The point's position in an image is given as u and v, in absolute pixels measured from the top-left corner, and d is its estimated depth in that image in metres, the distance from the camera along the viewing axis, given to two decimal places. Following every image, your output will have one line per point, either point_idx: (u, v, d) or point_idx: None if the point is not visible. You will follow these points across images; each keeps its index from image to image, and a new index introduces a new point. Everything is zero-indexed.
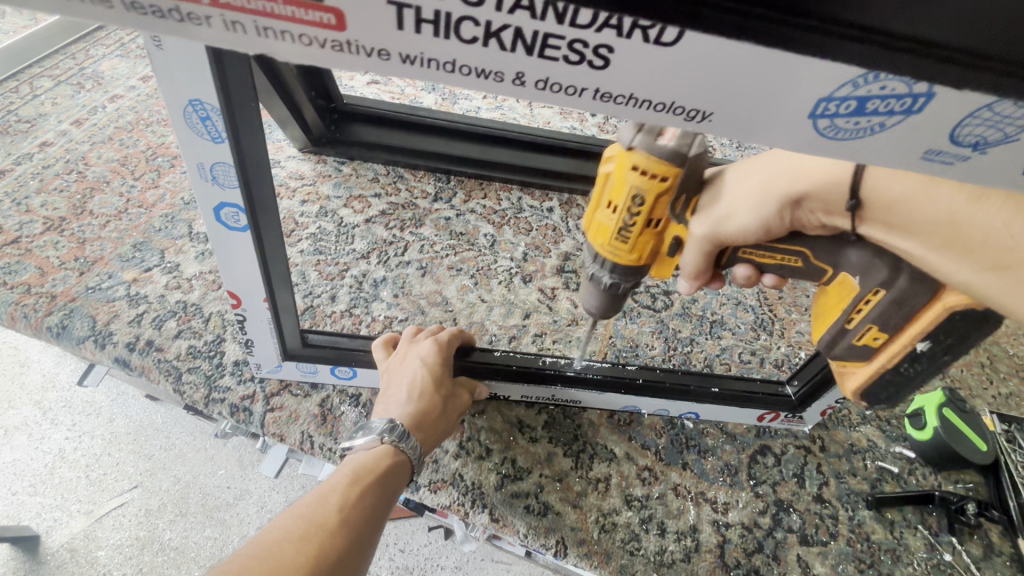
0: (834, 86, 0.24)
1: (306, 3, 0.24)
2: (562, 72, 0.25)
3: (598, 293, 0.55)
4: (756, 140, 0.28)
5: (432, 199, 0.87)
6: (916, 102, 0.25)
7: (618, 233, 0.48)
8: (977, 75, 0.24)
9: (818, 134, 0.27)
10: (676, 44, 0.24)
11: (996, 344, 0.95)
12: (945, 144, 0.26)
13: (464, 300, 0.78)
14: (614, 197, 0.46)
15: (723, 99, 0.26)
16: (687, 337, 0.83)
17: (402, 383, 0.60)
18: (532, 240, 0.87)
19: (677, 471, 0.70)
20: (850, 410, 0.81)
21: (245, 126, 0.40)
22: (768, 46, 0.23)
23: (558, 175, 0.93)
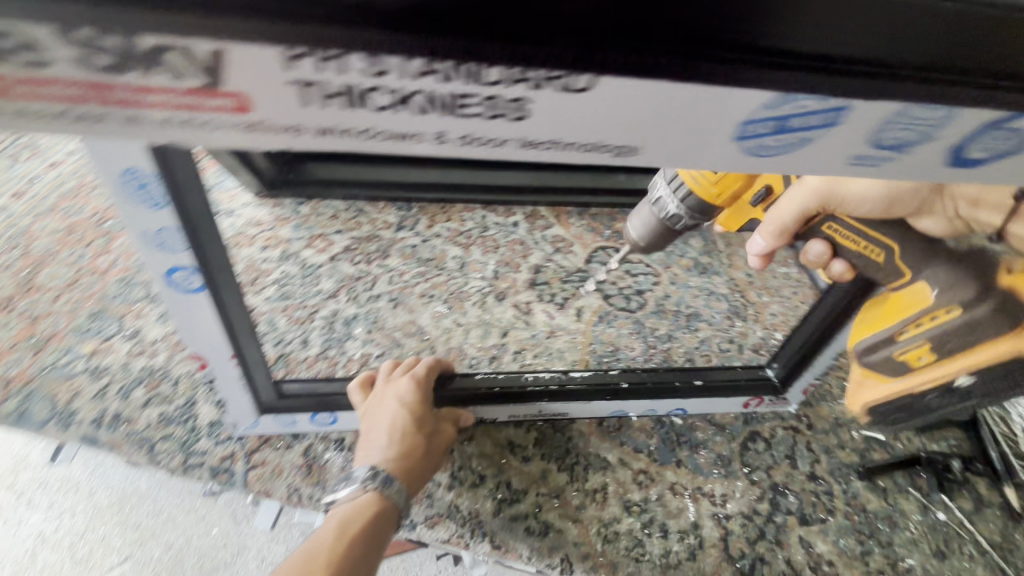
0: (754, 109, 0.25)
1: (204, 91, 0.22)
2: (486, 126, 0.25)
3: (642, 224, 0.59)
4: (688, 165, 0.28)
5: (396, 229, 0.86)
6: (833, 115, 0.26)
7: (690, 177, 0.51)
8: (886, 84, 0.25)
9: (747, 154, 0.28)
10: (593, 88, 0.24)
11: None
12: (868, 149, 0.28)
13: (440, 326, 0.77)
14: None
15: (651, 133, 0.26)
16: (665, 333, 0.83)
17: (387, 430, 0.59)
18: (501, 257, 0.87)
19: (672, 470, 0.70)
20: (831, 384, 0.83)
21: (186, 190, 0.39)
22: (686, 80, 0.24)
23: (518, 190, 0.93)
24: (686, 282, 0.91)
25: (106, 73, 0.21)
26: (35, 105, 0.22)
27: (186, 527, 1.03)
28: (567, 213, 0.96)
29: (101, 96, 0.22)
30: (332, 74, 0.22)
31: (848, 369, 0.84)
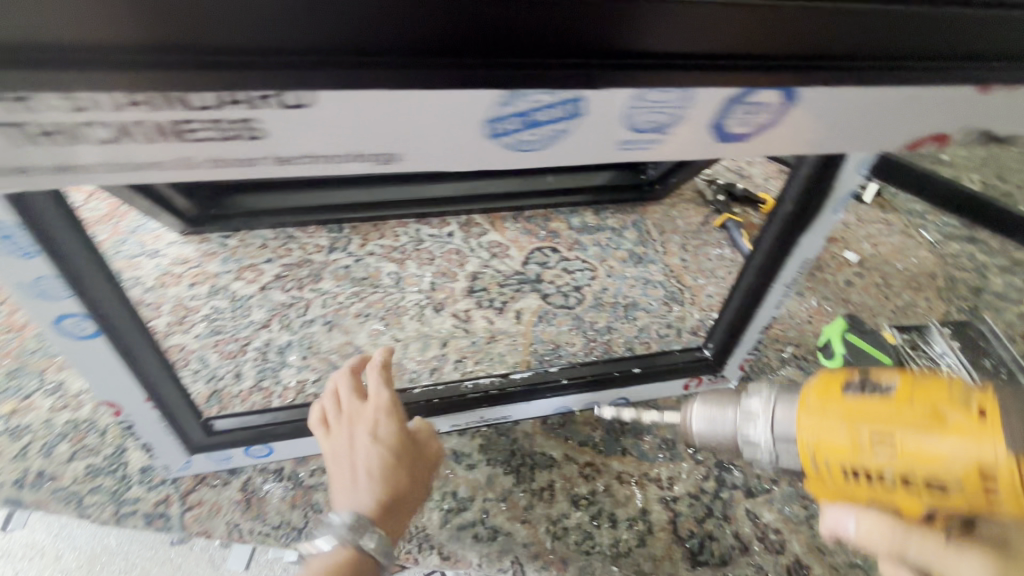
0: (497, 112, 0.33)
1: None
2: (223, 147, 0.30)
3: (707, 411, 0.45)
4: (448, 163, 0.34)
5: (328, 251, 0.86)
6: (571, 108, 0.34)
7: (816, 426, 0.39)
8: (591, 74, 0.33)
9: (512, 149, 0.35)
10: (316, 103, 0.29)
11: (886, 263, 1.03)
12: (629, 133, 0.36)
13: (377, 344, 0.77)
14: (829, 379, 0.40)
15: (403, 140, 0.32)
16: (604, 326, 0.85)
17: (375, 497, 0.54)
18: (437, 268, 0.87)
19: (617, 459, 0.71)
20: (769, 356, 0.85)
21: (58, 236, 0.39)
22: (397, 87, 0.30)
23: (449, 201, 0.94)
24: (622, 273, 0.92)
25: None
26: None
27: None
28: (502, 218, 0.97)
29: None
30: (42, 114, 0.27)
31: (783, 341, 0.87)
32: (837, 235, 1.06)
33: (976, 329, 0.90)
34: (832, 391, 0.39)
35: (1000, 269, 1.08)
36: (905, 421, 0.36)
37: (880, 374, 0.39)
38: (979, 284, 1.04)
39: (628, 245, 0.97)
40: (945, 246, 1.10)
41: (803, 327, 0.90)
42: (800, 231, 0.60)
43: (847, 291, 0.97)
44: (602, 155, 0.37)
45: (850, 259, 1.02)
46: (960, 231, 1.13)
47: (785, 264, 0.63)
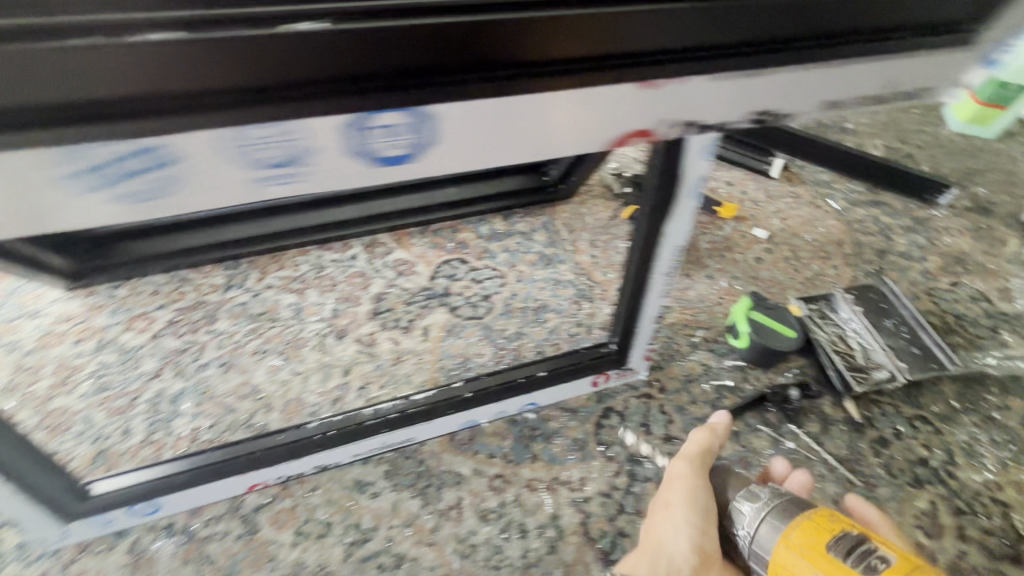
0: (61, 170, 0.28)
1: None
2: None
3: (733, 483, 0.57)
4: (43, 228, 0.30)
5: (224, 290, 0.84)
6: (158, 156, 0.29)
7: (786, 552, 0.47)
8: (159, 118, 0.29)
9: (118, 206, 0.31)
10: None
11: (794, 236, 1.05)
12: (259, 172, 0.32)
13: (276, 380, 0.75)
14: (818, 518, 0.47)
15: None
16: (513, 332, 0.84)
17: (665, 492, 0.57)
18: (339, 294, 0.85)
19: (527, 467, 0.70)
20: (679, 342, 0.86)
21: None
22: None
23: (350, 223, 0.92)
24: (532, 276, 0.92)
25: None
26: None
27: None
28: (408, 235, 0.95)
29: None
30: None
31: (694, 326, 0.88)
32: (746, 213, 1.08)
33: (878, 292, 0.93)
34: (811, 534, 0.46)
35: (904, 229, 1.11)
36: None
37: (873, 544, 0.44)
38: (885, 247, 1.06)
39: (538, 248, 0.97)
40: (851, 212, 1.12)
41: (713, 310, 0.91)
42: (662, 217, 0.59)
43: (756, 268, 0.99)
44: (243, 198, 0.33)
45: (759, 236, 1.04)
46: (865, 197, 1.16)
47: (658, 252, 0.63)
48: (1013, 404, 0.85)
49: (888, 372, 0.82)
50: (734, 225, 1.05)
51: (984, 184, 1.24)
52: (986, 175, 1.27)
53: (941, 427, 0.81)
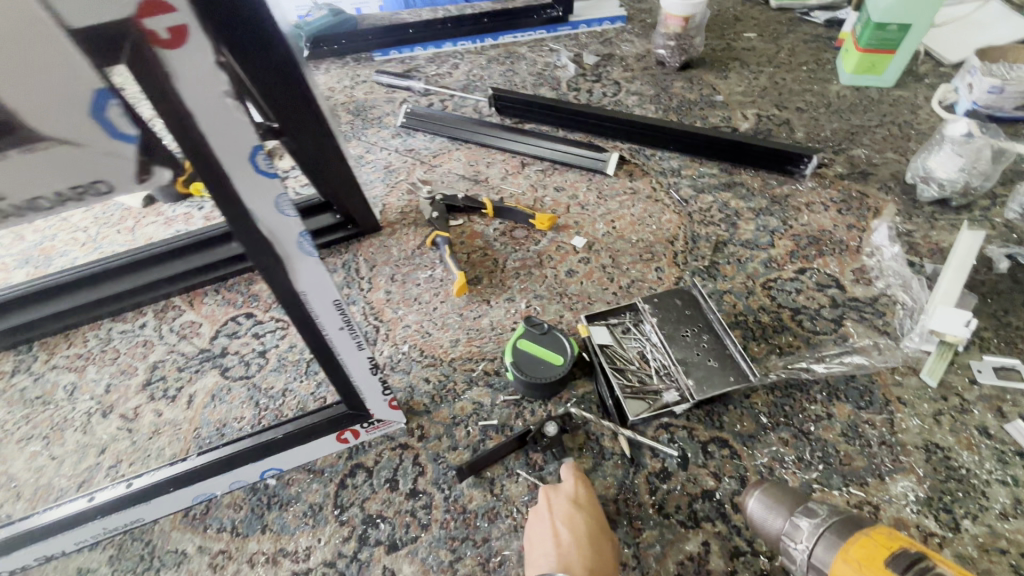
0: None
1: None
2: None
3: (765, 502, 0.60)
4: None
5: (8, 377, 0.86)
6: None
7: (840, 566, 0.49)
8: None
9: None
10: None
11: (619, 239, 0.96)
12: None
13: (32, 467, 0.76)
14: (875, 533, 0.50)
15: None
16: (279, 389, 0.81)
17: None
18: (117, 367, 0.86)
19: (254, 540, 0.67)
20: (455, 380, 0.80)
21: None
22: None
23: (137, 291, 0.92)
24: None
25: None
26: None
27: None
28: (202, 294, 0.95)
29: None
30: None
31: (476, 360, 0.82)
32: (569, 221, 0.99)
33: (687, 296, 0.83)
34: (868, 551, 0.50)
35: (755, 212, 0.99)
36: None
37: (932, 562, 0.45)
38: (726, 237, 0.95)
39: None
40: (694, 202, 1.01)
41: (503, 338, 0.84)
42: (284, 277, 0.54)
43: (565, 282, 0.91)
44: None
45: (577, 245, 0.95)
46: (717, 179, 1.05)
47: (313, 310, 0.57)
48: (839, 413, 0.73)
49: (677, 394, 0.74)
50: (553, 236, 0.97)
51: (868, 143, 1.09)
52: (873, 131, 1.11)
53: (741, 450, 0.70)
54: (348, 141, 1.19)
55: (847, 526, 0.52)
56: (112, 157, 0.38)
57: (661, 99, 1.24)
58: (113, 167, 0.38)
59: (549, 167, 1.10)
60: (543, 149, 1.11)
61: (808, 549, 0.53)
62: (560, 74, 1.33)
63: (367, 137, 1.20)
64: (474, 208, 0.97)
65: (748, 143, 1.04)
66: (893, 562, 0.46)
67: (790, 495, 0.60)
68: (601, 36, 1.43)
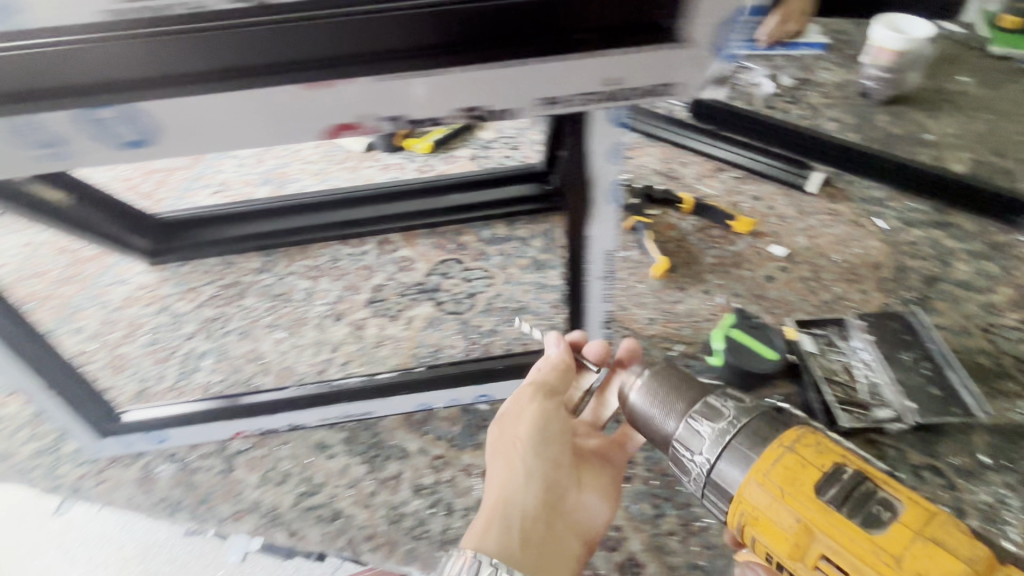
0: None
1: None
2: None
3: (653, 400, 0.63)
4: None
5: (257, 273, 0.99)
6: None
7: (753, 484, 0.54)
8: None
9: None
10: None
11: (820, 256, 0.96)
12: None
13: (278, 349, 0.88)
14: (788, 439, 0.55)
15: None
16: (488, 329, 0.89)
17: (512, 417, 0.70)
18: (346, 283, 0.98)
19: (469, 453, 0.74)
20: (653, 354, 0.84)
21: None
22: None
23: (365, 222, 1.04)
24: (520, 279, 0.96)
25: None
26: None
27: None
28: (416, 235, 1.05)
29: None
30: None
31: (675, 340, 0.85)
32: (766, 229, 1.01)
33: (904, 321, 0.82)
34: (791, 471, 0.53)
35: (971, 255, 0.95)
36: (818, 516, 0.50)
37: (875, 485, 0.51)
38: (937, 274, 0.92)
39: (533, 253, 1.00)
40: (902, 233, 0.99)
41: (700, 326, 0.87)
42: (585, 216, 0.60)
43: (762, 287, 0.92)
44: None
45: (775, 254, 0.97)
46: (927, 217, 1.02)
47: (589, 253, 0.63)
48: None
49: (892, 412, 0.73)
50: (749, 240, 0.99)
51: None
52: None
53: (958, 483, 0.69)
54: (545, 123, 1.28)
55: (755, 444, 0.56)
56: (692, 64, 0.46)
57: (863, 129, 1.22)
58: (685, 74, 0.47)
59: (745, 176, 1.12)
60: (742, 158, 1.13)
61: (709, 464, 0.57)
62: (755, 89, 1.34)
63: None
64: (677, 201, 1.01)
65: (968, 185, 1.01)
66: (817, 487, 0.51)
67: (675, 388, 0.63)
68: (799, 60, 1.42)
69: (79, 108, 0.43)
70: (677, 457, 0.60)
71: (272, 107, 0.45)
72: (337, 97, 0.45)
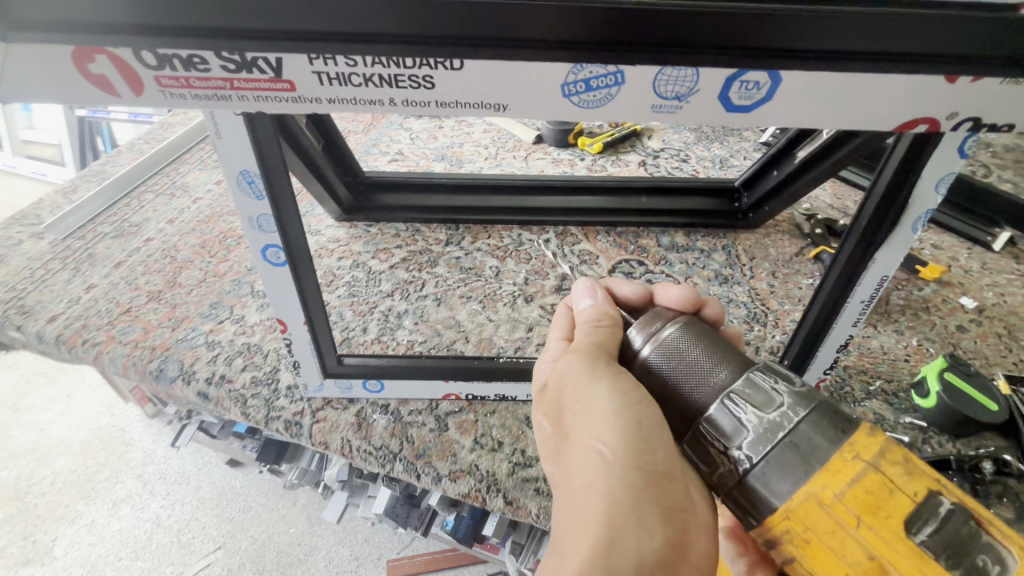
0: (241, 167, 0.55)
1: (268, 81, 0.42)
2: (222, 145, 0.53)
3: (672, 367, 0.47)
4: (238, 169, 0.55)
5: (445, 244, 1.02)
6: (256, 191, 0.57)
7: (816, 505, 0.37)
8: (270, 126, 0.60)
9: (241, 180, 0.56)
10: (213, 124, 0.51)
11: (1012, 314, 0.95)
12: (248, 178, 0.56)
13: (474, 321, 0.91)
14: (867, 451, 0.38)
15: (227, 145, 0.53)
16: None
17: (588, 418, 0.46)
18: (532, 267, 1.00)
19: None
20: (852, 386, 0.84)
21: (289, 220, 0.61)
22: (226, 136, 0.52)
23: (550, 211, 1.07)
24: (705, 290, 0.97)
25: (208, 72, 0.42)
26: (207, 91, 0.43)
27: (275, 525, 1.44)
28: (596, 232, 1.07)
29: (161, 83, 0.43)
30: (277, 68, 0.42)
31: (872, 375, 0.86)
32: (953, 279, 1.01)
33: None
34: (861, 496, 0.37)
35: None
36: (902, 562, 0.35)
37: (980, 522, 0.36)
38: None
39: (715, 266, 1.01)
40: None
41: (897, 364, 0.87)
42: (879, 240, 0.61)
43: (956, 335, 0.92)
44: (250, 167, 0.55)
45: (966, 305, 0.96)
46: None
47: (862, 276, 0.65)
48: None
49: None
50: (936, 287, 0.99)
51: None
52: None
53: None
54: (711, 142, 1.29)
55: (805, 447, 0.39)
56: None
57: None
58: None
59: None
60: None
61: (748, 464, 0.40)
62: None
63: (730, 144, 1.29)
64: None
65: None
66: (904, 522, 0.36)
67: (702, 356, 0.46)
68: None
69: (734, 67, 0.41)
70: (701, 442, 0.44)
71: (842, 90, 0.42)
72: (949, 94, 0.43)
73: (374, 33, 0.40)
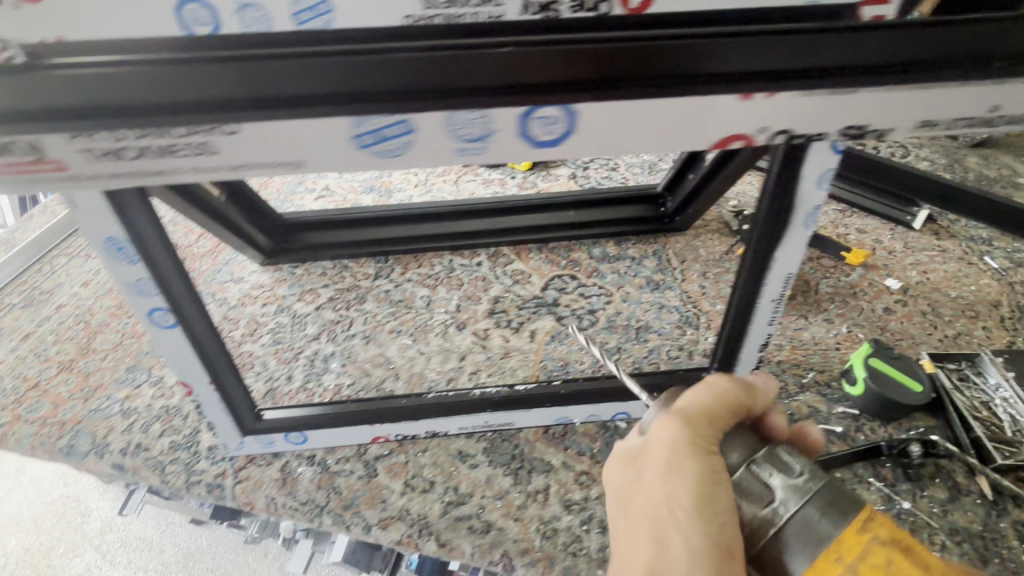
0: (113, 235, 0.52)
1: (41, 161, 0.43)
2: (84, 216, 0.51)
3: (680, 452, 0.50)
4: (102, 238, 0.53)
5: (373, 279, 1.00)
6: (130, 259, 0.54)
7: None
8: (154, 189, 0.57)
9: (111, 248, 0.53)
10: (72, 203, 0.50)
11: (935, 291, 0.97)
12: (119, 245, 0.53)
13: (405, 356, 0.88)
14: (850, 553, 0.39)
15: (89, 217, 0.51)
16: (614, 346, 0.90)
17: (669, 481, 0.46)
18: (464, 292, 0.98)
19: None
20: (786, 381, 0.85)
21: (174, 285, 0.58)
22: (83, 206, 0.50)
23: (478, 235, 1.05)
24: (638, 298, 0.97)
25: None
26: None
27: None
28: (527, 249, 1.06)
29: None
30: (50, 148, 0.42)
31: (804, 367, 0.86)
32: (878, 262, 1.02)
33: None
34: None
35: None
36: None
37: None
38: None
39: (646, 273, 1.01)
40: (1015, 273, 1.00)
41: (828, 354, 0.88)
42: (776, 241, 0.61)
43: (884, 318, 0.93)
44: (117, 234, 0.52)
45: (891, 286, 0.98)
46: None
47: (769, 277, 0.65)
48: None
49: None
50: (862, 272, 1.01)
51: None
52: None
53: None
54: None
55: (809, 535, 0.41)
56: None
57: (955, 169, 1.23)
58: None
59: (847, 210, 1.14)
60: (839, 189, 1.15)
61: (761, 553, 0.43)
62: None
63: None
64: None
65: None
66: None
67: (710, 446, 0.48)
68: None
69: (526, 106, 0.43)
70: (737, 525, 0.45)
71: (672, 113, 0.44)
72: (786, 108, 0.44)
73: (228, 97, 0.41)
